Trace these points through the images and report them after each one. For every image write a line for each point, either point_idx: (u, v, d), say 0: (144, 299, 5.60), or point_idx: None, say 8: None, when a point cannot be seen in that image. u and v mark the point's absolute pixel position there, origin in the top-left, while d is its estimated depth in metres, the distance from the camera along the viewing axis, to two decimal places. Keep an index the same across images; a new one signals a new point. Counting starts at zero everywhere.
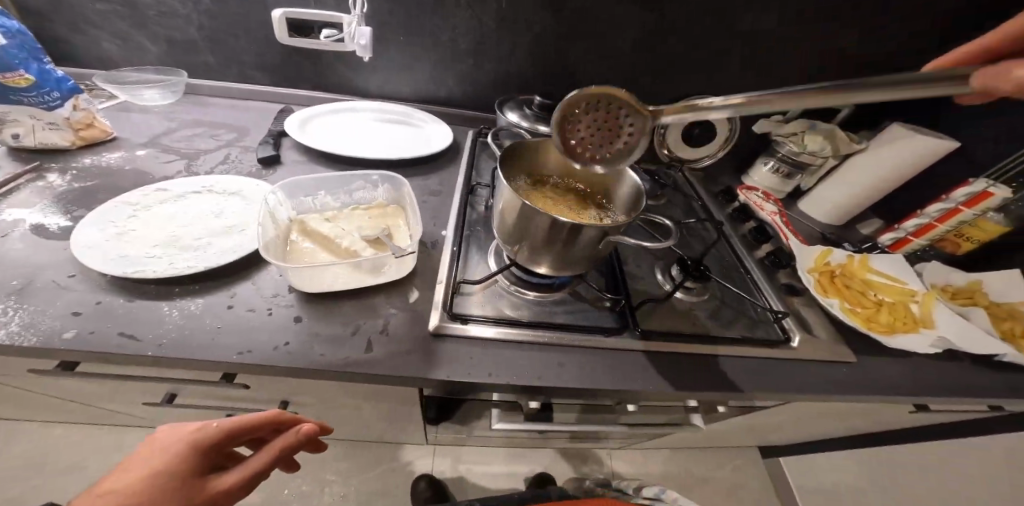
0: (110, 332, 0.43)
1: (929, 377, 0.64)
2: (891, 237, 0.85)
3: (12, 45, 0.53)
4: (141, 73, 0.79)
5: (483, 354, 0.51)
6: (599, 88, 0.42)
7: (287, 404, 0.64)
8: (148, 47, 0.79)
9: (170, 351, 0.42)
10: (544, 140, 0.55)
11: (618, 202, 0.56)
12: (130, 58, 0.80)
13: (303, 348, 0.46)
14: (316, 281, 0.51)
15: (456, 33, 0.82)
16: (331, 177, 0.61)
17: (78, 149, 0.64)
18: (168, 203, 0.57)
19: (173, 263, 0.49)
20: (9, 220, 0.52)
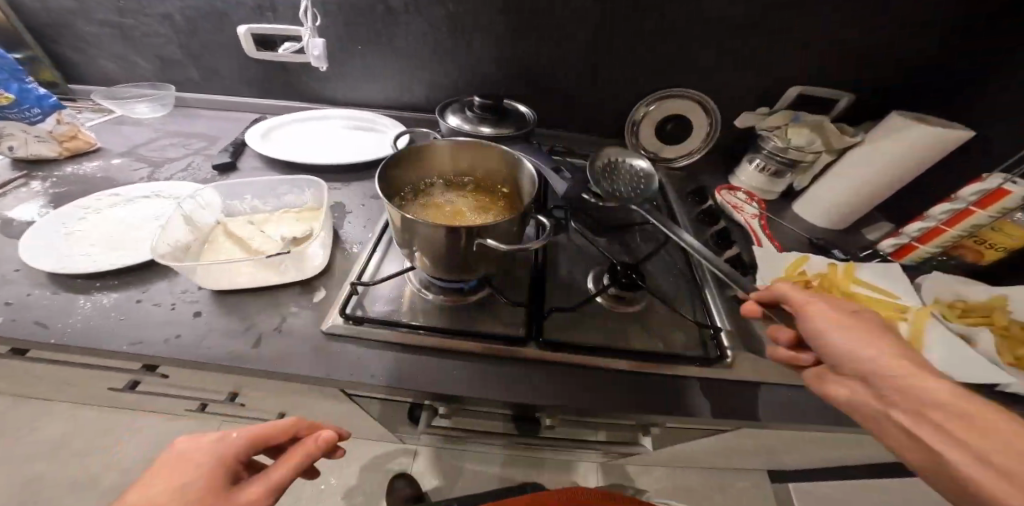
0: (28, 321, 0.47)
1: None
2: (894, 244, 0.74)
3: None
4: (137, 89, 0.88)
5: (373, 356, 0.51)
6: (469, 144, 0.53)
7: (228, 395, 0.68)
8: (141, 66, 0.88)
9: (72, 340, 0.46)
10: (424, 147, 0.53)
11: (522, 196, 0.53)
12: (129, 78, 0.90)
13: (191, 340, 0.48)
14: (218, 279, 0.53)
15: (409, 38, 0.84)
16: (260, 182, 0.63)
17: (64, 159, 0.72)
18: (118, 206, 0.63)
19: (101, 260, 0.54)
20: None
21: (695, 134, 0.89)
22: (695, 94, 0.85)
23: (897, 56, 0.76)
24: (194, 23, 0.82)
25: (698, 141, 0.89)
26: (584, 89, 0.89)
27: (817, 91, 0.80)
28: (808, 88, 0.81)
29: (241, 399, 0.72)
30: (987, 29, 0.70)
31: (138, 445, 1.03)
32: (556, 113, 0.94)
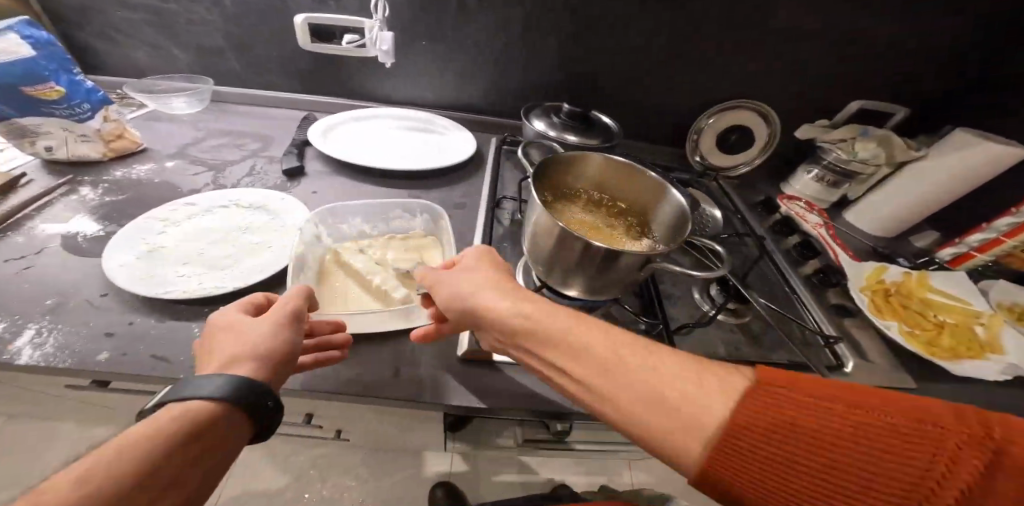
0: (144, 355, 0.43)
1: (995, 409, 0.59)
2: (952, 252, 0.79)
3: (42, 56, 0.54)
4: (169, 82, 0.79)
5: (512, 379, 0.48)
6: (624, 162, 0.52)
7: (309, 417, 0.62)
8: (175, 56, 0.79)
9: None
10: (575, 154, 0.52)
11: (661, 224, 0.52)
12: (160, 68, 0.80)
13: (330, 373, 0.46)
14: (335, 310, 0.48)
15: (482, 37, 0.79)
16: (372, 205, 0.61)
17: (109, 161, 0.64)
18: (197, 217, 0.57)
19: (200, 282, 0.49)
20: (42, 236, 0.53)
21: (756, 145, 0.85)
22: (756, 104, 0.82)
23: (953, 75, 0.81)
24: (244, 10, 0.74)
25: (759, 154, 0.87)
26: (652, 97, 0.89)
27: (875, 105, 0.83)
28: (867, 103, 0.83)
29: (317, 422, 0.65)
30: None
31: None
32: (619, 118, 0.92)
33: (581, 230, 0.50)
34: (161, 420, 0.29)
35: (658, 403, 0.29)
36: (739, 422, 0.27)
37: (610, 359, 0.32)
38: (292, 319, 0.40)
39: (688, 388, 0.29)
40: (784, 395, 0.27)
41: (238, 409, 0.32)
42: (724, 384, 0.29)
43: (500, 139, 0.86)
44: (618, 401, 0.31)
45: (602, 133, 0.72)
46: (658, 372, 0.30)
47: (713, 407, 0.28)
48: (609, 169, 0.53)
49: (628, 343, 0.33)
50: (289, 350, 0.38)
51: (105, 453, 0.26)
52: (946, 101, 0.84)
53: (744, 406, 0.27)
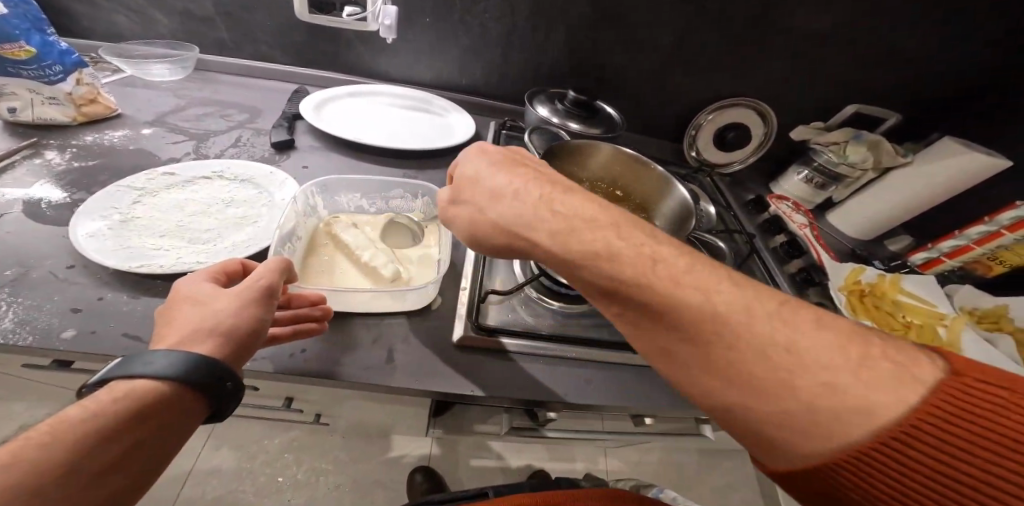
0: (116, 334, 0.41)
1: None
2: (923, 257, 0.83)
3: (14, 14, 0.49)
4: (149, 46, 0.73)
5: (504, 366, 0.48)
6: (625, 152, 0.52)
7: (291, 399, 0.61)
8: (159, 18, 0.73)
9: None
10: (581, 143, 0.51)
11: (661, 218, 0.53)
12: (140, 29, 0.74)
13: (317, 358, 0.44)
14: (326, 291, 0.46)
15: (489, 19, 0.77)
16: (373, 181, 0.59)
17: (79, 125, 0.59)
18: (176, 189, 0.54)
19: (175, 256, 0.46)
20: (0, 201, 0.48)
21: (750, 146, 0.86)
22: (757, 103, 0.83)
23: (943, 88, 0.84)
24: None
25: (752, 152, 0.87)
26: (656, 92, 0.88)
27: (871, 110, 0.85)
28: (862, 107, 0.85)
29: (297, 405, 0.63)
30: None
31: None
32: (621, 111, 0.92)
33: None
34: (99, 404, 0.27)
35: (784, 391, 0.22)
36: (905, 434, 0.21)
37: (727, 322, 0.24)
38: (260, 292, 0.37)
39: (844, 382, 0.22)
40: (983, 416, 0.20)
41: (190, 391, 0.30)
42: (901, 383, 0.22)
43: (500, 124, 0.84)
44: (709, 373, 0.24)
45: (605, 123, 0.72)
46: (794, 351, 0.23)
47: (878, 408, 0.21)
48: (612, 159, 0.54)
49: (758, 305, 0.25)
50: (255, 326, 0.36)
51: (35, 437, 0.24)
52: (930, 114, 0.88)
53: (926, 419, 0.21)
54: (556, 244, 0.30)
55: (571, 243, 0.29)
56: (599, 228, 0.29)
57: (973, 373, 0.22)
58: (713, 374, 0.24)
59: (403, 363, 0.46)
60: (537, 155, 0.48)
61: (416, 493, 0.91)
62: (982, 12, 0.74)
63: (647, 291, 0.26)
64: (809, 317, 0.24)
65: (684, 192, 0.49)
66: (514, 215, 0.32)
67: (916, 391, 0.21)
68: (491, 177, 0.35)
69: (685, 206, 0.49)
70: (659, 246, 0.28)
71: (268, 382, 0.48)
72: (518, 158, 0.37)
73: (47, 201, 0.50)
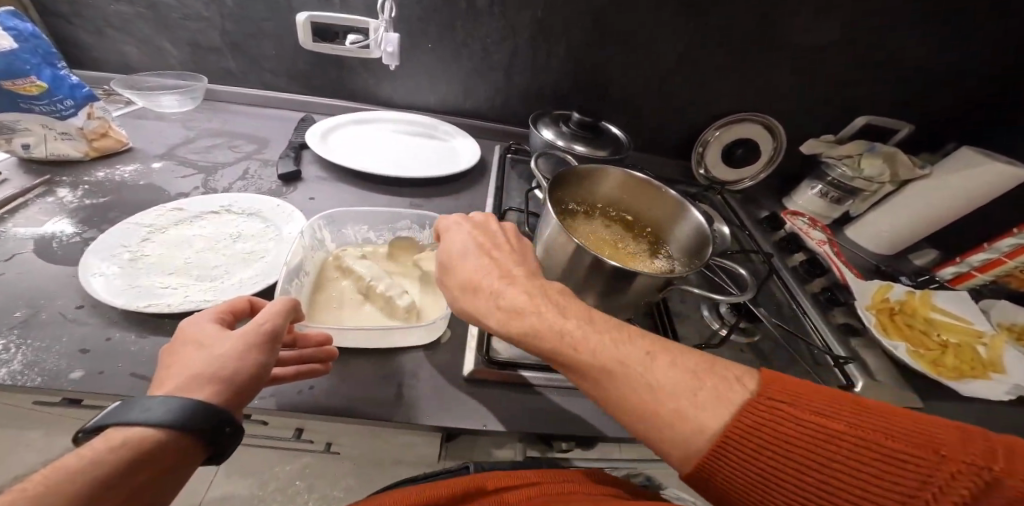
0: (123, 375, 0.40)
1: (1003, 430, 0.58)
2: (952, 271, 0.79)
3: (24, 49, 0.50)
4: (160, 79, 0.75)
5: (518, 401, 0.46)
6: (637, 175, 0.50)
7: (300, 431, 0.59)
8: (170, 51, 0.75)
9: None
10: (590, 167, 0.50)
11: (678, 241, 0.50)
12: (151, 63, 0.76)
13: (328, 394, 0.43)
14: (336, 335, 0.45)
15: (491, 42, 0.77)
16: (378, 212, 0.58)
17: (92, 160, 0.60)
18: (184, 225, 0.54)
19: (182, 294, 0.46)
20: (12, 240, 0.49)
21: (759, 162, 0.86)
22: (765, 119, 0.82)
23: (957, 95, 0.82)
24: (246, 9, 0.71)
25: (762, 167, 0.88)
26: (661, 108, 0.88)
27: (885, 121, 0.84)
28: (874, 118, 0.84)
29: (307, 436, 0.62)
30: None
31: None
32: (626, 127, 0.91)
33: (599, 249, 0.48)
34: (95, 453, 0.26)
35: (653, 412, 0.29)
36: (736, 442, 0.26)
37: (593, 372, 0.31)
38: (266, 335, 0.36)
39: (689, 405, 0.28)
40: (777, 411, 0.26)
41: (185, 440, 0.28)
42: (726, 396, 0.28)
43: (505, 147, 0.84)
44: (614, 406, 0.31)
45: (612, 143, 0.71)
46: (656, 386, 0.29)
47: (708, 420, 0.27)
48: (623, 182, 0.52)
49: (630, 353, 0.31)
50: (255, 372, 0.34)
51: (29, 489, 0.23)
52: (946, 121, 0.85)
53: (745, 420, 0.27)
54: (499, 326, 0.35)
55: (505, 307, 0.35)
56: (519, 301, 0.35)
57: (772, 382, 0.28)
58: (614, 408, 0.31)
59: (415, 399, 0.44)
60: (545, 184, 0.47)
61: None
62: (995, 16, 0.72)
63: (551, 349, 0.32)
64: (668, 357, 0.31)
65: (702, 216, 0.46)
66: (475, 284, 0.37)
67: (733, 403, 0.28)
68: (463, 256, 0.40)
69: (705, 230, 0.46)
70: (563, 315, 0.34)
71: (278, 419, 0.47)
72: (487, 234, 0.42)
73: (58, 239, 0.50)
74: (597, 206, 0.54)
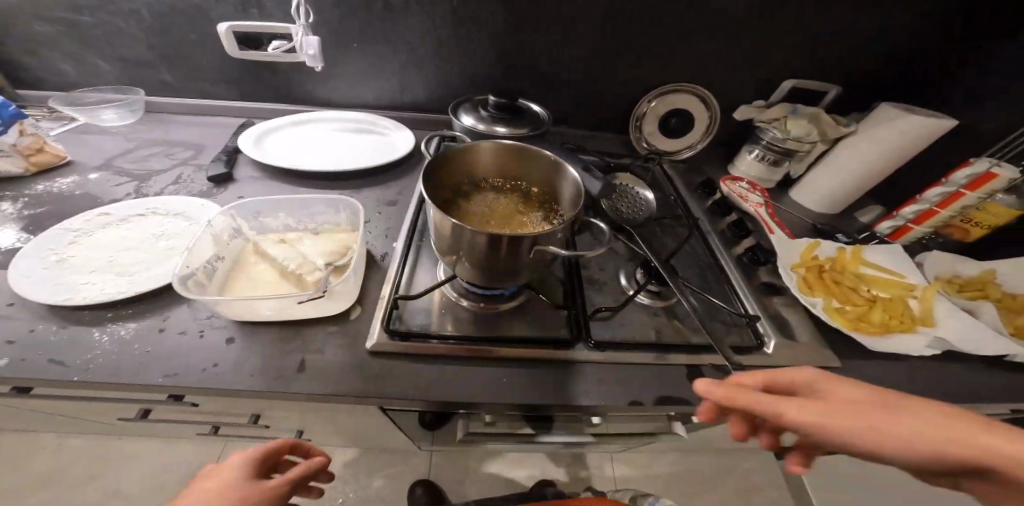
0: (42, 360, 0.43)
1: (934, 383, 0.57)
2: (889, 226, 0.79)
3: None
4: (99, 93, 0.80)
5: (420, 370, 0.49)
6: (510, 143, 0.52)
7: (259, 416, 0.62)
8: (107, 69, 0.80)
9: (100, 376, 0.42)
10: (463, 145, 0.51)
11: (564, 200, 0.53)
12: (91, 81, 0.81)
13: (231, 371, 0.45)
14: (248, 311, 0.47)
15: (410, 36, 0.80)
16: (292, 200, 0.59)
17: (33, 176, 0.64)
18: (112, 227, 0.57)
19: (104, 289, 0.49)
20: None
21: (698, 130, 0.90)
22: (695, 88, 0.86)
23: (884, 48, 0.81)
24: (166, 22, 0.75)
25: (703, 135, 0.91)
26: (589, 86, 0.89)
27: (810, 84, 0.85)
28: (800, 81, 0.85)
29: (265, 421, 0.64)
30: (963, 20, 0.75)
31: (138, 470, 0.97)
32: (561, 109, 0.92)
33: (489, 219, 0.51)
34: None
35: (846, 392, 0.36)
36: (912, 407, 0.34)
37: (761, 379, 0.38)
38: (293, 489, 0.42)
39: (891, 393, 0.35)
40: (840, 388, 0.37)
41: None
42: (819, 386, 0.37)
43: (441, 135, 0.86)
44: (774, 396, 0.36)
45: (532, 122, 0.73)
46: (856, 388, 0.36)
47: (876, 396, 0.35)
48: (501, 153, 0.53)
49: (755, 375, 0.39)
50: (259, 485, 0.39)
51: None
52: (880, 75, 0.84)
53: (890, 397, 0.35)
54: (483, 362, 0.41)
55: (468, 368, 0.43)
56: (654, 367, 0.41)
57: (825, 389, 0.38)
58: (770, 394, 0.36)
59: (319, 372, 0.46)
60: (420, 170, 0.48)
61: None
62: None
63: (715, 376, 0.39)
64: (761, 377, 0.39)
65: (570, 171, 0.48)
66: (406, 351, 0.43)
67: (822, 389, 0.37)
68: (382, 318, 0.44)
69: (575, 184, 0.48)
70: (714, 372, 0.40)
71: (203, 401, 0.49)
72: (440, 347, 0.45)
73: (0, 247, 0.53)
74: (486, 179, 0.56)
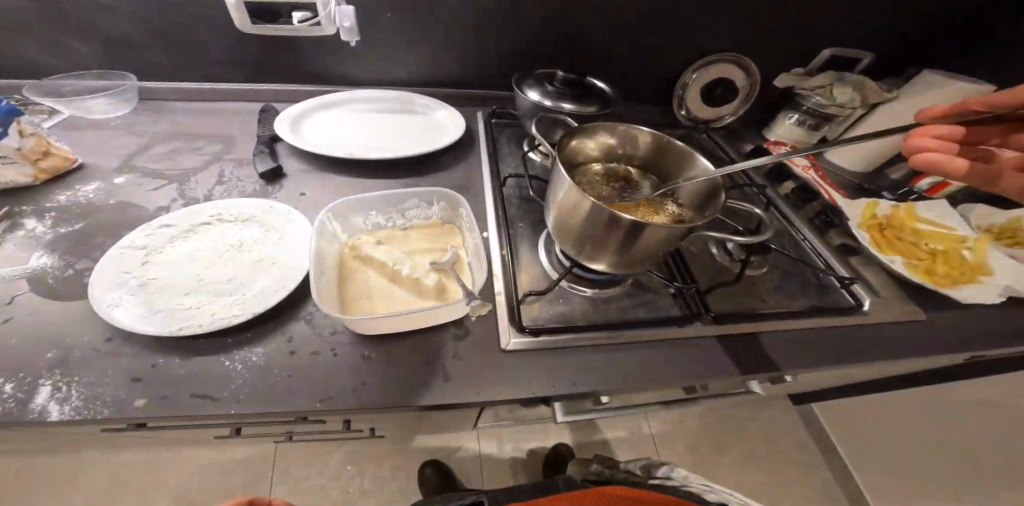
0: (182, 395, 0.38)
1: (1005, 328, 0.61)
2: (929, 182, 0.84)
3: None
4: (78, 80, 0.67)
5: (559, 363, 0.47)
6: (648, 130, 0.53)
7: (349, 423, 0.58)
8: (81, 49, 0.67)
9: (253, 407, 0.38)
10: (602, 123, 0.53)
11: (686, 194, 0.52)
12: (62, 64, 0.68)
13: (375, 388, 0.41)
14: (381, 323, 0.44)
15: (450, 4, 0.72)
16: (383, 196, 0.55)
17: (44, 184, 0.54)
18: (182, 241, 0.50)
19: (217, 313, 0.43)
20: (2, 287, 0.43)
21: (738, 99, 0.87)
22: (735, 56, 0.82)
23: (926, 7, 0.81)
24: None
25: (738, 105, 0.88)
26: (634, 55, 0.85)
27: (847, 52, 0.85)
28: (840, 49, 0.85)
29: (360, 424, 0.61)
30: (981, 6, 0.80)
31: (190, 484, 0.95)
32: (604, 80, 0.88)
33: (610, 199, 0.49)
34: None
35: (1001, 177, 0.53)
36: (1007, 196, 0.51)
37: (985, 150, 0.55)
38: None
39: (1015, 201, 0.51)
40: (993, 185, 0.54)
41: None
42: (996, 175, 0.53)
43: (487, 113, 0.81)
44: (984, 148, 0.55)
45: (599, 99, 0.69)
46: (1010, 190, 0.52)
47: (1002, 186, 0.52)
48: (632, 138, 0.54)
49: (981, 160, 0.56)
50: None
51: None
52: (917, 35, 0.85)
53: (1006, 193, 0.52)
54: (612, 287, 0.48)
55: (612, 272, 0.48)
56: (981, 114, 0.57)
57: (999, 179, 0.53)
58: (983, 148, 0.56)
59: (459, 379, 0.44)
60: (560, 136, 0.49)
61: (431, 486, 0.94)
62: None
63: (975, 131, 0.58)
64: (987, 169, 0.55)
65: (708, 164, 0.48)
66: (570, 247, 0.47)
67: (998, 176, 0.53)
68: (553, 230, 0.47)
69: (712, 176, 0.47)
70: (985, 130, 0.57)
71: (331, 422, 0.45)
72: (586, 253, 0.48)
73: (49, 276, 0.45)
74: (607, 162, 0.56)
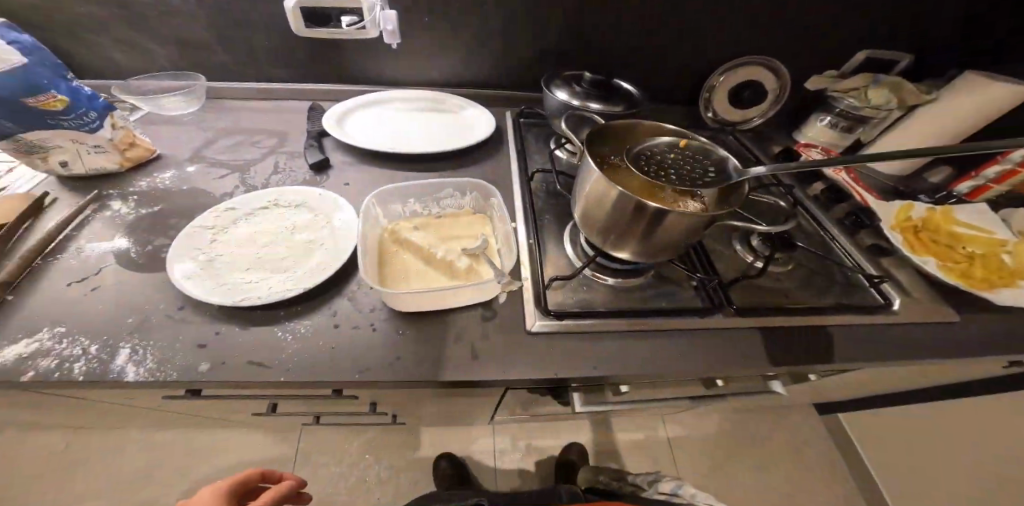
0: (239, 362, 0.43)
1: None
2: (969, 185, 0.80)
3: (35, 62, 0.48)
4: (157, 80, 0.75)
5: (581, 345, 0.49)
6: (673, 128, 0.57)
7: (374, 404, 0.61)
8: (157, 52, 0.75)
9: (304, 371, 0.43)
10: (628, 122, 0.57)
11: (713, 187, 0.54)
12: (141, 66, 0.76)
13: (410, 360, 0.45)
14: (418, 300, 0.48)
15: (486, 9, 0.76)
16: (421, 186, 0.59)
17: (126, 171, 0.61)
18: (242, 224, 0.55)
19: (273, 287, 0.48)
20: (92, 261, 0.50)
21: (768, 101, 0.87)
22: (766, 58, 0.82)
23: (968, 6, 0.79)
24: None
25: (768, 106, 0.88)
26: (662, 56, 0.87)
27: (883, 54, 0.84)
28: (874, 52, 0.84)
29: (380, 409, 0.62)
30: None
31: (232, 455, 1.03)
32: (632, 80, 0.90)
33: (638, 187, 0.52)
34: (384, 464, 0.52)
35: None
36: None
37: None
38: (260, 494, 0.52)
39: None
40: None
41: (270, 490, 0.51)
42: None
43: (517, 112, 0.85)
44: None
45: (626, 99, 0.71)
46: None
47: None
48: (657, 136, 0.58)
49: None
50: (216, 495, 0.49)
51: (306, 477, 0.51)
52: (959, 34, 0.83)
53: None
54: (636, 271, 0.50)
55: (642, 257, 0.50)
56: None
57: None
58: None
59: (487, 355, 0.47)
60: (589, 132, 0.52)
61: (445, 478, 0.99)
62: None
63: None
64: None
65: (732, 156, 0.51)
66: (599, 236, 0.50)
67: None
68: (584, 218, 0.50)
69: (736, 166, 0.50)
70: None
71: (368, 391, 0.49)
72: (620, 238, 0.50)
73: (131, 251, 0.52)
74: None
